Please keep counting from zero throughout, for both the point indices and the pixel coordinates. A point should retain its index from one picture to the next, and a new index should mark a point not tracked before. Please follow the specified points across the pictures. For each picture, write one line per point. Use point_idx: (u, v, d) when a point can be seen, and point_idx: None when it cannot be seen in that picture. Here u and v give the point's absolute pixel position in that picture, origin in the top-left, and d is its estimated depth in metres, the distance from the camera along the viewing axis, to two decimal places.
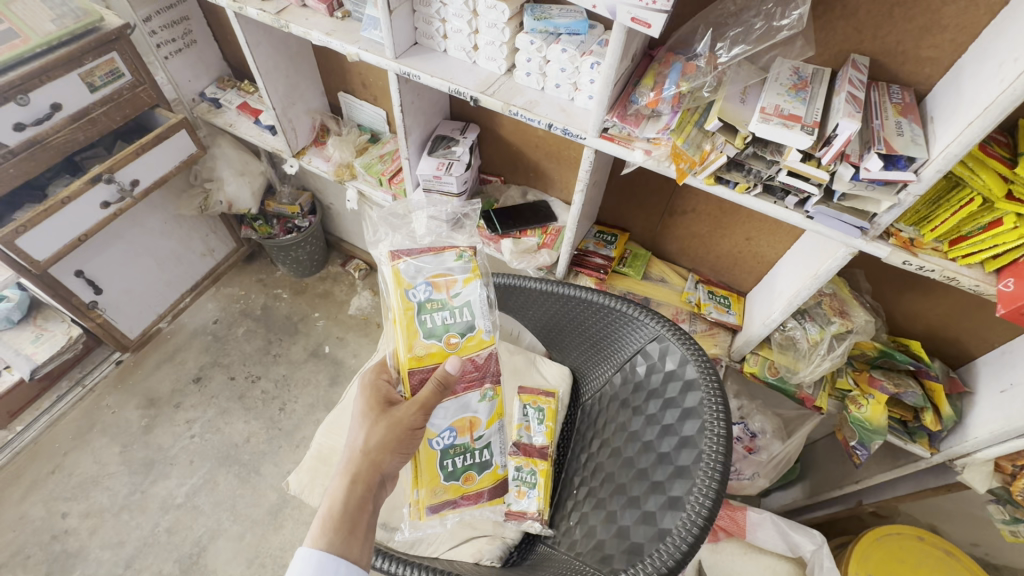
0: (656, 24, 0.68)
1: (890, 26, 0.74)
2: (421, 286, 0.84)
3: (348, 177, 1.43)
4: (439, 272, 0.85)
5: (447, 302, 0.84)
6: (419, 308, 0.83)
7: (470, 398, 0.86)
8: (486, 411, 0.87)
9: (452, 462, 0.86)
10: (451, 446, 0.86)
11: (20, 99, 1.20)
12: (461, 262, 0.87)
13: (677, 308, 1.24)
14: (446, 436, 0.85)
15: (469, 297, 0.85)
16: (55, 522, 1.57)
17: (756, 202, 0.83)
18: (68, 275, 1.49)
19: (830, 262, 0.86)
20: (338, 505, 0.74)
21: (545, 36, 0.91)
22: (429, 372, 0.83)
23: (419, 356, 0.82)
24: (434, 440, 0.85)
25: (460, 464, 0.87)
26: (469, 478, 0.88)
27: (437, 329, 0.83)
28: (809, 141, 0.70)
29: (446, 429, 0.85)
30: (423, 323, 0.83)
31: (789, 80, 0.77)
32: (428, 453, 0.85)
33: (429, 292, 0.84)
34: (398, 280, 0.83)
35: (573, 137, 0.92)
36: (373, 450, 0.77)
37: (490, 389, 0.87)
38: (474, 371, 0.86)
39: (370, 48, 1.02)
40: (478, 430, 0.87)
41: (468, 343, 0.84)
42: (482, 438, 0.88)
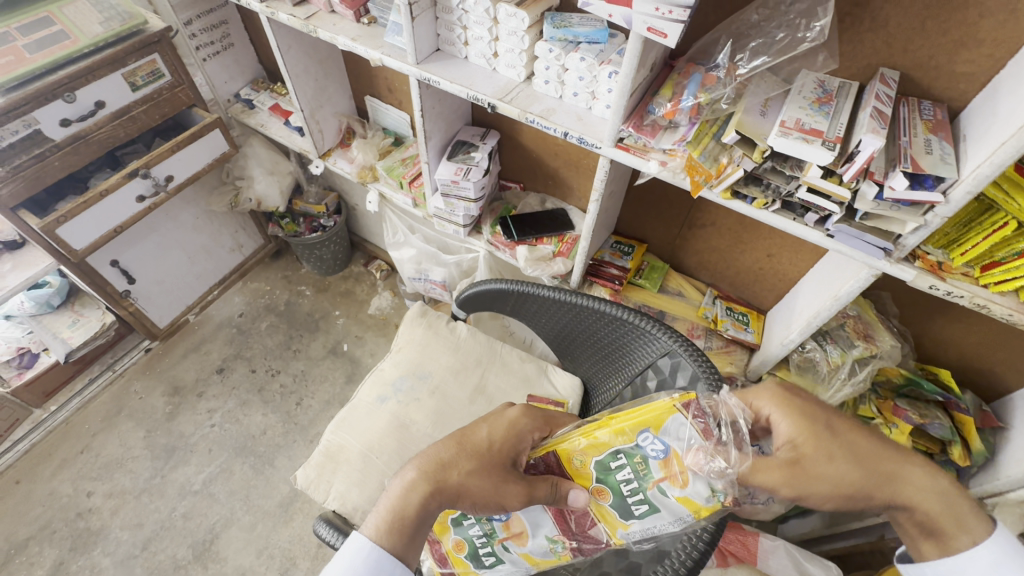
0: (672, 34, 0.67)
1: (922, 40, 0.70)
2: (661, 442, 0.59)
3: (371, 180, 1.46)
4: (695, 470, 0.57)
5: (645, 483, 0.60)
6: (631, 449, 0.61)
7: (544, 525, 0.67)
8: (537, 553, 0.69)
9: (471, 524, 0.70)
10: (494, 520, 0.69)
11: (67, 96, 1.27)
12: (709, 484, 0.57)
13: (693, 324, 1.20)
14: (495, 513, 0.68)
15: (662, 508, 0.59)
16: (81, 500, 1.64)
17: (775, 218, 0.80)
18: (104, 265, 1.56)
19: (851, 284, 0.82)
20: (410, 506, 0.60)
21: (564, 44, 0.90)
22: (560, 478, 0.66)
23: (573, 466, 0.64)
24: None
25: (478, 534, 0.70)
26: (458, 547, 0.71)
27: (610, 477, 0.62)
28: (829, 157, 0.67)
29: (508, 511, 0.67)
30: (609, 455, 0.62)
31: (813, 93, 0.75)
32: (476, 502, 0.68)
33: (655, 457, 0.59)
34: (658, 417, 0.60)
35: (588, 146, 0.91)
36: (469, 485, 0.62)
37: (562, 544, 0.67)
38: (577, 523, 0.66)
39: (393, 53, 1.03)
40: (518, 543, 0.69)
41: (608, 516, 0.63)
42: (507, 550, 0.70)
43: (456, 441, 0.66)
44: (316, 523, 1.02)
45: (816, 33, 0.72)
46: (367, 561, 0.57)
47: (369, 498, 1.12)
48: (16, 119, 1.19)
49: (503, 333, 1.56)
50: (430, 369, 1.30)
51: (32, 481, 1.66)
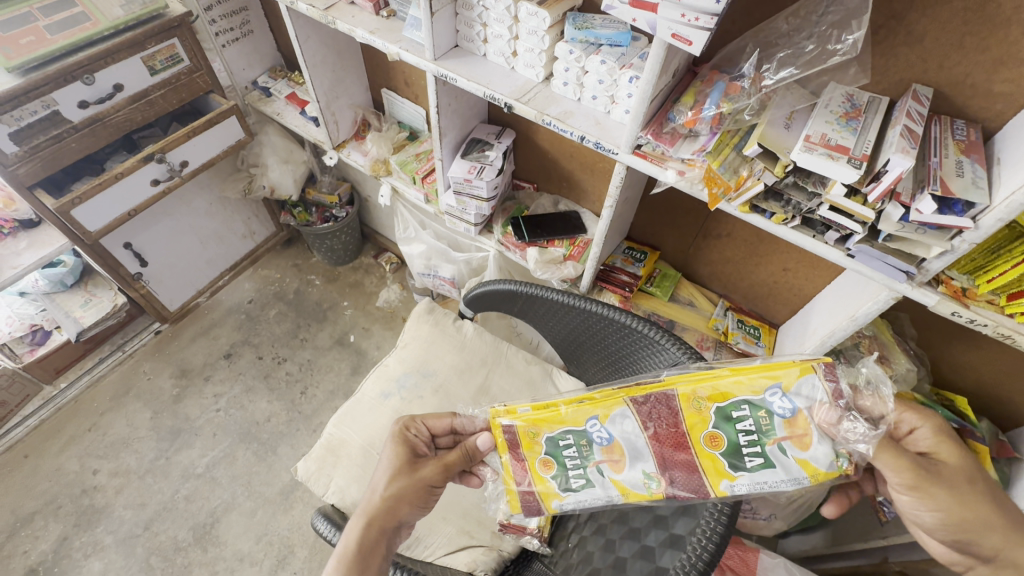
0: (697, 41, 0.65)
1: (959, 56, 0.68)
2: (790, 402, 0.58)
3: (384, 173, 1.45)
4: (823, 431, 0.56)
5: (765, 439, 0.58)
6: (758, 400, 0.59)
7: (646, 458, 0.62)
8: (627, 487, 0.63)
9: (565, 443, 0.66)
10: (588, 439, 0.65)
11: (86, 78, 1.28)
12: (834, 448, 0.56)
13: (703, 335, 1.18)
14: (599, 433, 0.65)
15: (777, 468, 0.57)
16: (86, 478, 1.66)
17: (793, 235, 0.78)
18: (117, 247, 1.57)
19: (870, 305, 0.80)
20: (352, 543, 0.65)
21: (585, 46, 0.88)
22: (666, 420, 0.62)
23: (689, 411, 0.61)
24: (595, 422, 0.65)
25: (570, 451, 0.65)
26: (547, 466, 0.67)
27: (729, 425, 0.59)
28: (855, 175, 0.65)
29: (610, 433, 0.64)
30: (733, 403, 0.60)
31: (841, 107, 0.72)
32: (579, 416, 0.66)
33: (781, 414, 0.58)
34: (784, 371, 0.59)
35: (605, 151, 0.89)
36: (391, 499, 0.68)
37: (656, 480, 0.62)
38: (679, 470, 0.61)
39: (411, 48, 1.02)
40: (614, 468, 0.63)
41: (713, 468, 0.60)
42: (599, 473, 0.64)
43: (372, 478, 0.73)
44: (314, 517, 1.01)
45: (846, 46, 0.70)
46: None
47: None
48: (35, 99, 1.20)
49: (510, 333, 1.55)
50: (435, 367, 1.29)
51: (40, 456, 1.69)
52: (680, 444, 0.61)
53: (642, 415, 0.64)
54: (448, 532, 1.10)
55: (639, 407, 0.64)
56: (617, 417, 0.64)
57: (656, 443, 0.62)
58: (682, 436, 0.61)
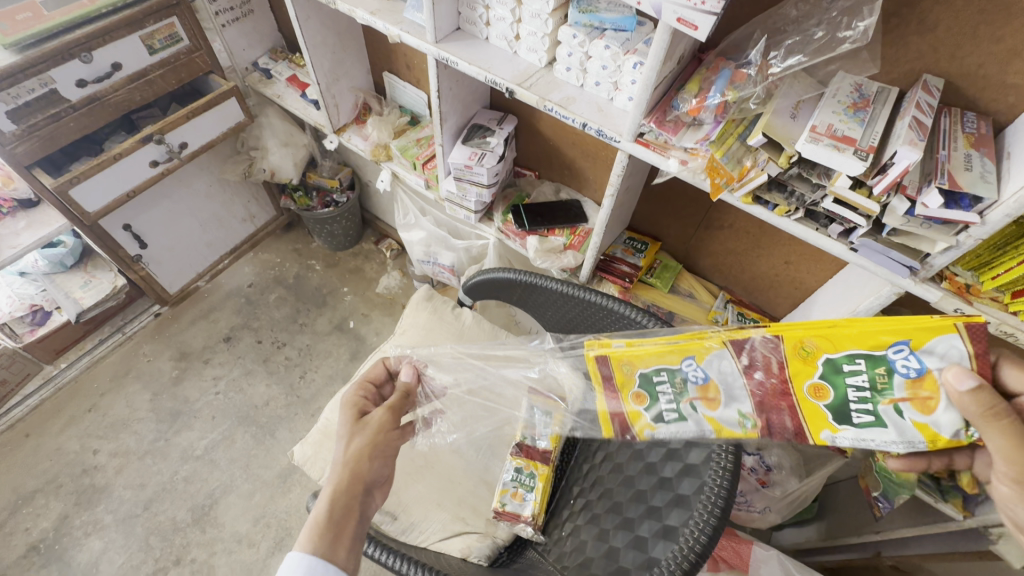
0: (703, 26, 0.64)
1: (972, 46, 0.66)
2: (917, 360, 0.54)
3: (384, 158, 1.44)
4: (954, 389, 0.51)
5: (879, 397, 0.55)
6: (880, 355, 0.56)
7: (742, 398, 0.61)
8: (722, 427, 0.62)
9: (660, 378, 0.66)
10: (682, 377, 0.65)
11: (84, 56, 1.26)
12: (961, 416, 0.52)
13: (702, 327, 1.17)
14: (694, 372, 0.64)
15: (890, 430, 0.54)
16: (87, 457, 1.68)
17: (796, 227, 0.77)
18: (116, 228, 1.56)
19: (871, 300, 0.79)
20: (324, 510, 0.69)
21: (588, 30, 0.86)
22: (770, 363, 0.60)
23: (796, 356, 0.59)
24: (690, 362, 0.64)
25: (667, 386, 0.65)
26: (638, 400, 0.66)
27: (843, 378, 0.56)
28: (861, 167, 0.64)
29: (708, 372, 0.64)
30: (846, 356, 0.57)
31: (849, 98, 0.71)
32: (676, 354, 0.65)
33: (904, 373, 0.54)
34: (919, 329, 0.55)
35: (607, 139, 0.88)
36: (359, 465, 0.74)
37: (751, 420, 0.60)
38: (779, 412, 0.59)
39: (412, 30, 1.00)
40: (712, 407, 0.62)
41: (817, 417, 0.57)
42: (692, 410, 0.63)
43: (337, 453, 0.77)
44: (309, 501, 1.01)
45: (856, 33, 0.68)
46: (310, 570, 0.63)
47: None
48: (32, 77, 1.19)
49: (509, 323, 1.55)
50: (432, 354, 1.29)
51: (41, 435, 1.70)
52: (786, 387, 0.59)
53: (742, 359, 0.62)
54: (442, 518, 1.12)
55: (738, 350, 0.63)
56: (714, 358, 0.64)
57: (757, 386, 0.61)
58: (785, 381, 0.59)
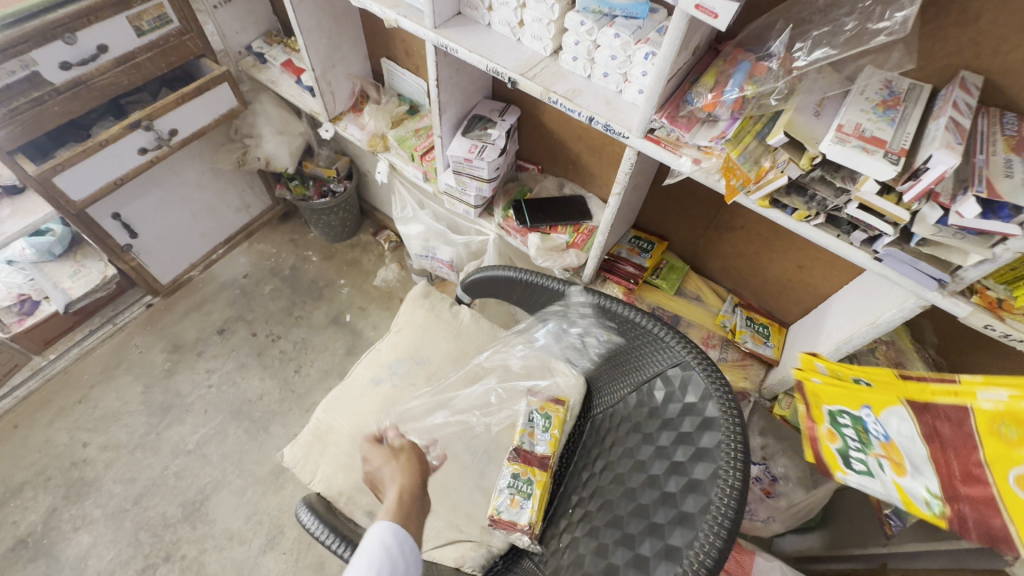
0: (723, 14, 0.58)
1: (1017, 40, 0.60)
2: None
3: (381, 149, 1.38)
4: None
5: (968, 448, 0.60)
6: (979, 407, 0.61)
7: (927, 474, 0.60)
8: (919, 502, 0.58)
9: (844, 421, 0.69)
10: (866, 429, 0.67)
11: (68, 37, 1.21)
12: None
13: (709, 332, 1.12)
14: (875, 426, 0.67)
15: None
16: (76, 450, 1.65)
17: (815, 233, 0.72)
18: (105, 217, 1.52)
19: (893, 312, 0.75)
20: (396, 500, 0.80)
21: (597, 17, 0.80)
22: (951, 430, 0.61)
23: (986, 426, 0.58)
24: (883, 429, 0.66)
25: (853, 436, 0.67)
26: (830, 438, 0.68)
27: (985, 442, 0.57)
28: (891, 172, 0.59)
29: (884, 427, 0.66)
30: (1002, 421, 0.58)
31: (877, 95, 0.66)
32: (857, 399, 0.70)
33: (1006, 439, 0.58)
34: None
35: (615, 135, 0.82)
36: (412, 474, 0.86)
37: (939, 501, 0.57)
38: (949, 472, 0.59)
39: (409, 14, 0.95)
40: (907, 473, 0.61)
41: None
42: (883, 470, 0.62)
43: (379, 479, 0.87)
44: (299, 507, 0.97)
45: (894, 25, 0.62)
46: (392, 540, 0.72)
47: (356, 484, 1.08)
48: (12, 59, 1.14)
49: (508, 321, 1.50)
50: (428, 354, 1.27)
51: (30, 427, 1.67)
52: (977, 464, 0.57)
53: (924, 418, 0.64)
54: (437, 525, 1.11)
55: (920, 411, 0.65)
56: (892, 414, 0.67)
57: (940, 454, 0.60)
58: (966, 441, 0.59)
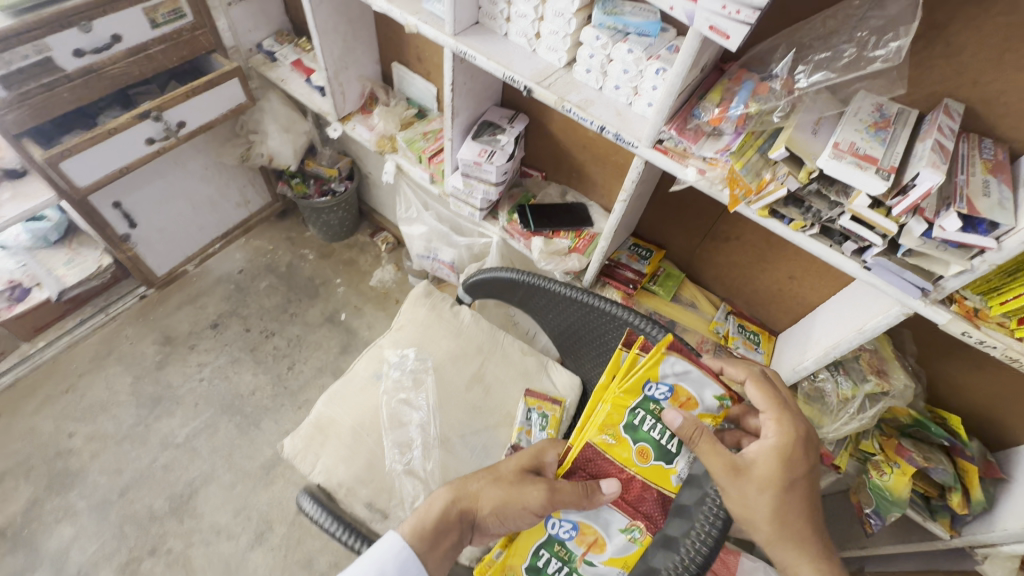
0: (735, 36, 0.63)
1: (997, 73, 0.66)
2: (567, 523, 0.79)
3: (389, 150, 1.41)
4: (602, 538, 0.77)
5: (573, 562, 0.78)
6: (550, 541, 0.79)
7: (614, 518, 0.78)
8: (619, 546, 0.76)
9: (545, 558, 0.79)
10: (558, 544, 0.79)
11: (83, 25, 1.22)
12: (620, 533, 0.77)
13: (704, 337, 1.17)
14: (541, 558, 0.79)
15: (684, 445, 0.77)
16: (61, 440, 1.62)
17: (810, 242, 0.77)
18: (106, 205, 1.51)
19: (879, 319, 0.79)
20: (434, 514, 0.81)
21: (612, 33, 0.85)
22: (598, 464, 0.78)
23: (607, 445, 0.78)
24: (551, 524, 0.80)
25: (554, 567, 0.78)
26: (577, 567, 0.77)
27: (544, 568, 0.78)
28: (882, 187, 0.64)
29: (569, 523, 0.79)
30: (535, 554, 0.79)
31: (870, 116, 0.71)
32: (536, 533, 0.80)
33: (569, 536, 0.79)
34: (585, 524, 0.78)
35: (625, 144, 0.87)
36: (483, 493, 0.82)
37: (638, 529, 0.77)
38: (639, 496, 0.77)
39: (429, 21, 0.99)
40: (597, 556, 0.77)
41: (659, 474, 0.77)
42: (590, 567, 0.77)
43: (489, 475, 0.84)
44: (299, 496, 1.03)
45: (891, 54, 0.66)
46: (396, 557, 0.76)
47: (356, 475, 1.09)
48: (27, 43, 1.15)
49: (507, 324, 1.54)
50: (430, 351, 1.28)
51: (13, 415, 1.64)
52: (641, 485, 0.77)
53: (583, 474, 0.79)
54: None
55: (628, 507, 0.77)
56: (632, 532, 0.77)
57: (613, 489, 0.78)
58: (627, 474, 0.77)
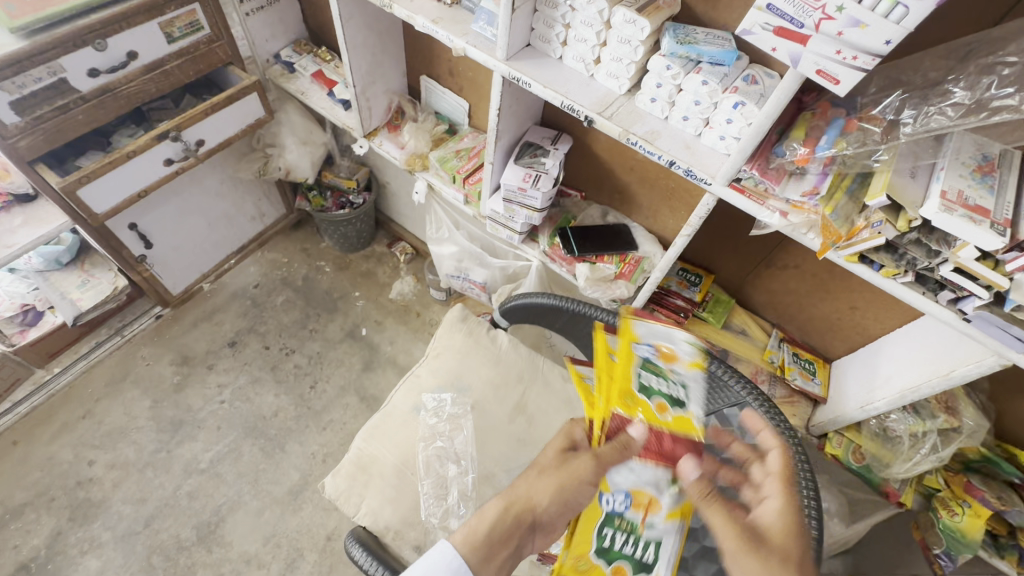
0: (846, 81, 0.58)
1: None
2: (619, 494, 0.75)
3: (420, 168, 1.35)
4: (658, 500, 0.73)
5: (638, 532, 0.73)
6: (609, 518, 0.75)
7: (662, 478, 0.73)
8: (675, 502, 0.72)
9: (609, 538, 0.74)
10: (619, 518, 0.74)
11: (98, 44, 1.15)
12: (672, 490, 0.72)
13: (757, 367, 1.14)
14: (606, 534, 0.74)
15: (689, 379, 0.76)
16: (81, 469, 1.57)
17: (903, 291, 0.73)
18: (122, 228, 1.45)
19: (970, 368, 0.77)
20: (485, 525, 0.69)
21: (684, 62, 0.79)
22: (626, 437, 0.75)
23: (621, 405, 0.75)
24: (604, 498, 0.76)
25: (622, 545, 0.73)
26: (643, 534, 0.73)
27: (614, 552, 0.73)
28: (999, 243, 0.59)
29: (621, 491, 0.75)
30: (599, 538, 0.74)
31: (973, 159, 0.66)
32: (593, 513, 0.75)
33: (625, 507, 0.74)
34: (636, 491, 0.74)
35: (696, 180, 0.82)
36: (535, 489, 0.72)
37: (688, 482, 0.71)
38: (671, 448, 0.72)
39: (478, 44, 0.93)
40: (659, 518, 0.72)
41: (681, 422, 0.74)
42: (655, 533, 0.72)
43: (536, 471, 0.75)
44: (347, 541, 0.97)
45: (1013, 103, 0.61)
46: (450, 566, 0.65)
47: (403, 518, 1.05)
48: (40, 65, 1.08)
49: (540, 343, 1.49)
50: (470, 381, 1.23)
51: (30, 444, 1.59)
52: (669, 436, 0.73)
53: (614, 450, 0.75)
54: None
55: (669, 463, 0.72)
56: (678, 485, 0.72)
57: (648, 447, 0.74)
58: (658, 433, 0.74)
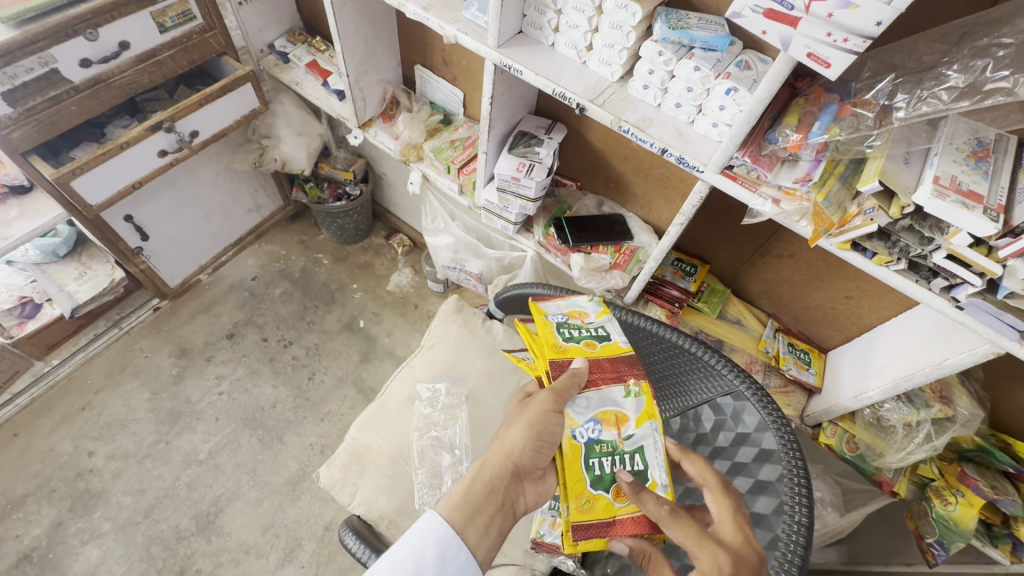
0: (837, 65, 0.57)
1: None
2: (589, 422, 0.72)
3: (414, 159, 1.35)
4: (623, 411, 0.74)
5: (619, 448, 0.72)
6: (589, 450, 0.71)
7: (613, 389, 0.75)
8: (636, 407, 0.74)
9: (598, 463, 0.71)
10: (598, 442, 0.72)
11: (89, 34, 1.14)
12: (625, 391, 0.75)
13: (752, 357, 1.13)
14: (594, 461, 0.71)
15: (603, 322, 0.85)
16: (81, 460, 1.58)
17: (896, 279, 0.72)
18: (118, 219, 1.45)
19: (961, 356, 0.76)
20: (465, 488, 0.69)
21: (676, 48, 0.78)
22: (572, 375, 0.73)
23: (559, 347, 0.77)
24: (577, 431, 0.72)
25: (610, 468, 0.71)
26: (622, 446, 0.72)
27: (606, 478, 0.70)
28: (992, 229, 0.59)
29: (590, 420, 0.73)
30: (590, 468, 0.70)
31: (967, 145, 0.65)
32: (573, 448, 0.71)
33: (597, 430, 0.72)
34: (601, 411, 0.73)
35: (688, 167, 0.81)
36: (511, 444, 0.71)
37: (636, 384, 0.76)
38: (609, 367, 0.77)
39: (469, 31, 0.92)
40: (628, 427, 0.73)
41: (610, 347, 0.80)
42: (632, 438, 0.73)
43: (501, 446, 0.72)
44: (342, 531, 0.96)
45: (1007, 86, 0.61)
46: (439, 536, 0.65)
47: (398, 507, 1.06)
48: (31, 55, 1.07)
49: None
50: (465, 372, 1.23)
51: (31, 435, 1.60)
52: (606, 359, 0.78)
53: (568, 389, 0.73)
54: None
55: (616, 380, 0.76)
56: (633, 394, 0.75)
57: (595, 371, 0.76)
58: (598, 360, 0.77)
